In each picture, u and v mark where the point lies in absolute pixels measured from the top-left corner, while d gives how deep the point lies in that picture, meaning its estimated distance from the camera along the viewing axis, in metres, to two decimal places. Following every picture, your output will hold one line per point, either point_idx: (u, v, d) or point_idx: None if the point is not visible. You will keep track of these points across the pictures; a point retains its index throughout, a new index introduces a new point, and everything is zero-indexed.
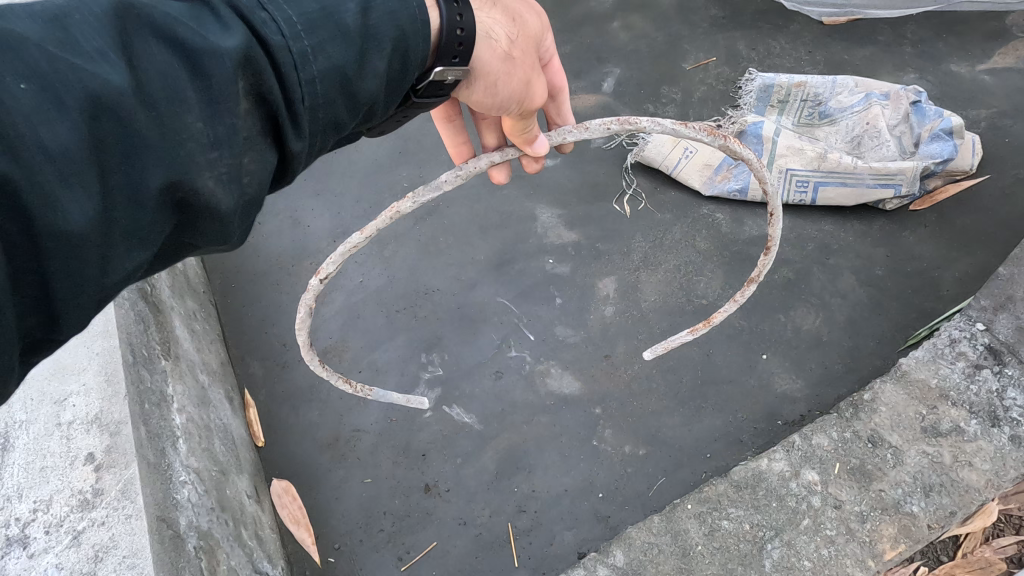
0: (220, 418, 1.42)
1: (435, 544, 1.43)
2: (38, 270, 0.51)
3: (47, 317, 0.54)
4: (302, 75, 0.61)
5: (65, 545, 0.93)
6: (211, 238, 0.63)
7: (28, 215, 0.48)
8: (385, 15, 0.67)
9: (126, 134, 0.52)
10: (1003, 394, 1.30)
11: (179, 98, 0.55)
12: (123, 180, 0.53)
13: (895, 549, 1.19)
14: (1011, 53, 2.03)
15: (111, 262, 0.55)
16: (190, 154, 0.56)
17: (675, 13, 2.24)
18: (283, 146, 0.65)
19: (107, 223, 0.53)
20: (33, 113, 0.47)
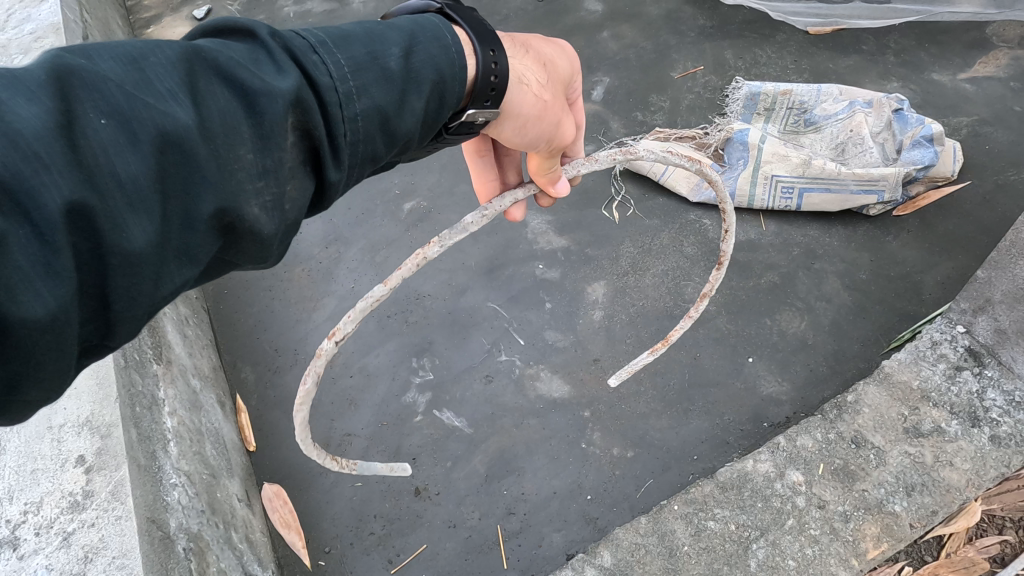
0: (211, 422, 1.42)
1: (426, 547, 1.43)
2: (98, 287, 0.51)
3: (102, 328, 0.54)
4: (344, 111, 0.64)
5: (55, 546, 0.93)
6: (251, 259, 0.64)
7: (95, 237, 0.49)
8: (427, 59, 0.70)
9: (187, 165, 0.54)
10: (983, 395, 1.33)
11: (236, 134, 0.57)
12: (180, 207, 0.55)
13: (878, 548, 1.21)
14: (992, 62, 2.08)
15: (164, 283, 0.55)
16: (240, 184, 0.58)
17: (663, 23, 2.28)
18: (320, 176, 0.66)
19: (164, 247, 0.54)
20: (111, 147, 0.50)
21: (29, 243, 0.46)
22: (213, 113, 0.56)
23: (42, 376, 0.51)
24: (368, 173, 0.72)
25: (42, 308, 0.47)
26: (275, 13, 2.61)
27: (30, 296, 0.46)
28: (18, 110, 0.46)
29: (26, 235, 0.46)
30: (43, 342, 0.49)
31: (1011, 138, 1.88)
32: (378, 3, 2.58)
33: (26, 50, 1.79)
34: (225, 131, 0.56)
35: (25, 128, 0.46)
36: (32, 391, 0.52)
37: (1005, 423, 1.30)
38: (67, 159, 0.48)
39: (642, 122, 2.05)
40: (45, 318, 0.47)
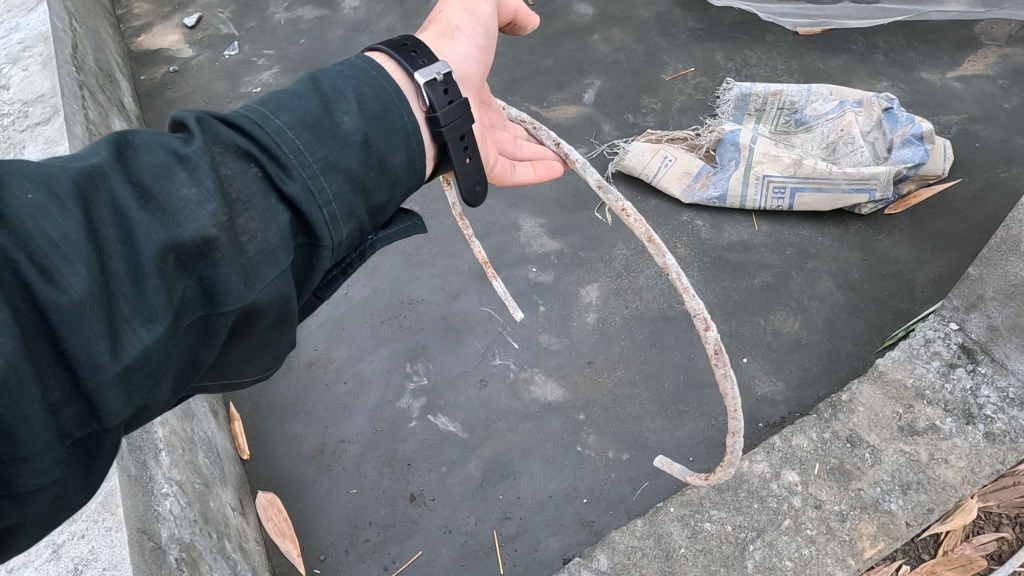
0: (204, 431, 1.41)
1: (421, 553, 1.42)
2: (55, 352, 0.46)
3: (86, 407, 0.48)
4: (267, 129, 0.60)
5: (45, 559, 0.93)
6: (231, 302, 0.55)
7: (28, 292, 0.44)
8: (334, 76, 0.67)
9: (117, 215, 0.50)
10: (977, 392, 1.33)
11: (168, 177, 0.53)
12: (121, 256, 0.49)
13: (875, 547, 1.20)
14: (980, 60, 2.09)
15: (124, 340, 0.49)
16: (182, 216, 0.52)
17: (652, 26, 2.29)
18: (282, 197, 0.60)
19: (111, 297, 0.48)
20: (31, 207, 0.46)
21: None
22: (139, 160, 0.53)
23: (24, 456, 0.46)
24: (361, 200, 0.65)
25: None
26: (266, 20, 2.61)
27: None
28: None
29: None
30: (7, 412, 0.44)
31: (1001, 136, 1.89)
32: (368, 8, 2.57)
33: (14, 60, 1.79)
34: (156, 175, 0.53)
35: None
36: (25, 479, 0.46)
37: (999, 419, 1.30)
38: None
39: (634, 124, 2.05)
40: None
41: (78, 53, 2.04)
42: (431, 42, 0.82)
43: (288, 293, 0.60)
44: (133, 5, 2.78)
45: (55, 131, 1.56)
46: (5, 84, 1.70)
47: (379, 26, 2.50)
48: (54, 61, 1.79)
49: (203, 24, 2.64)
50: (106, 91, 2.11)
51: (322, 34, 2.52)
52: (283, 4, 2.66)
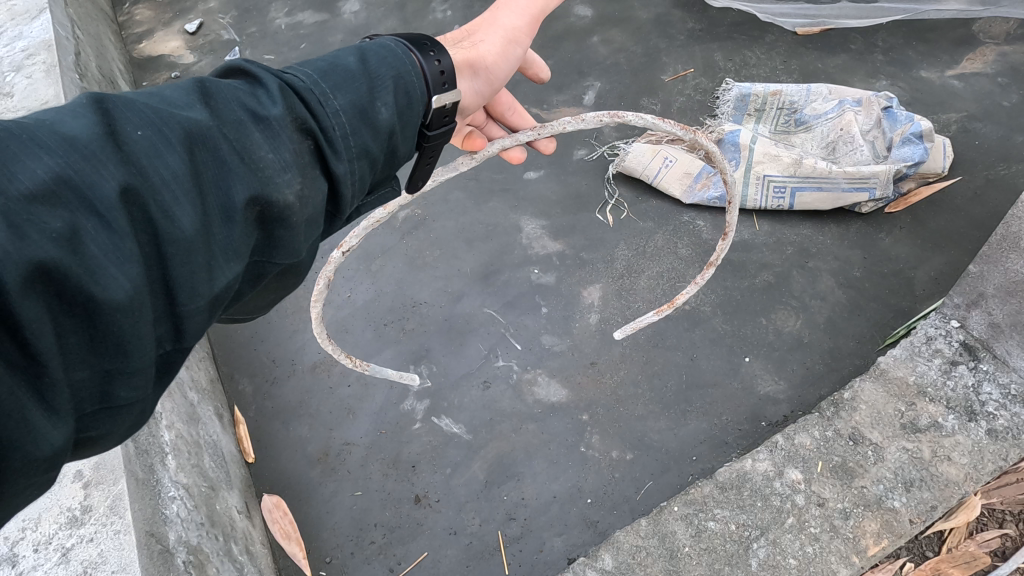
0: (209, 435, 1.42)
1: (426, 554, 1.43)
2: (161, 279, 0.54)
3: (174, 327, 0.57)
4: (327, 108, 0.65)
5: (53, 562, 0.94)
6: (288, 256, 0.65)
7: (149, 226, 0.52)
8: (381, 60, 0.69)
9: (216, 162, 0.57)
10: (979, 389, 1.34)
11: (253, 134, 0.59)
12: (216, 199, 0.57)
13: (879, 544, 1.21)
14: (979, 58, 2.09)
15: (216, 273, 0.57)
16: (267, 174, 0.60)
17: (652, 27, 2.30)
18: (328, 171, 0.66)
19: (211, 237, 0.56)
20: (147, 148, 0.52)
21: (99, 233, 0.49)
22: (229, 112, 0.59)
23: (132, 370, 0.54)
24: (370, 176, 0.72)
25: (121, 290, 0.50)
26: (266, 25, 2.62)
27: (109, 279, 0.49)
28: (67, 125, 0.50)
29: (94, 226, 0.49)
30: (127, 329, 0.51)
31: (1000, 133, 1.90)
32: (369, 13, 2.58)
33: (17, 67, 1.80)
34: (242, 130, 0.59)
35: (76, 135, 0.50)
36: (125, 391, 0.55)
37: (1001, 416, 1.31)
38: (116, 157, 0.51)
39: (635, 125, 2.06)
40: (124, 300, 0.50)
41: (80, 60, 2.04)
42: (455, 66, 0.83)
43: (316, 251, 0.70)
44: (134, 12, 2.79)
45: None
46: (8, 92, 1.71)
47: (379, 31, 2.52)
48: (57, 68, 1.80)
49: (204, 30, 2.65)
50: None
51: (323, 39, 2.53)
52: (283, 9, 2.67)
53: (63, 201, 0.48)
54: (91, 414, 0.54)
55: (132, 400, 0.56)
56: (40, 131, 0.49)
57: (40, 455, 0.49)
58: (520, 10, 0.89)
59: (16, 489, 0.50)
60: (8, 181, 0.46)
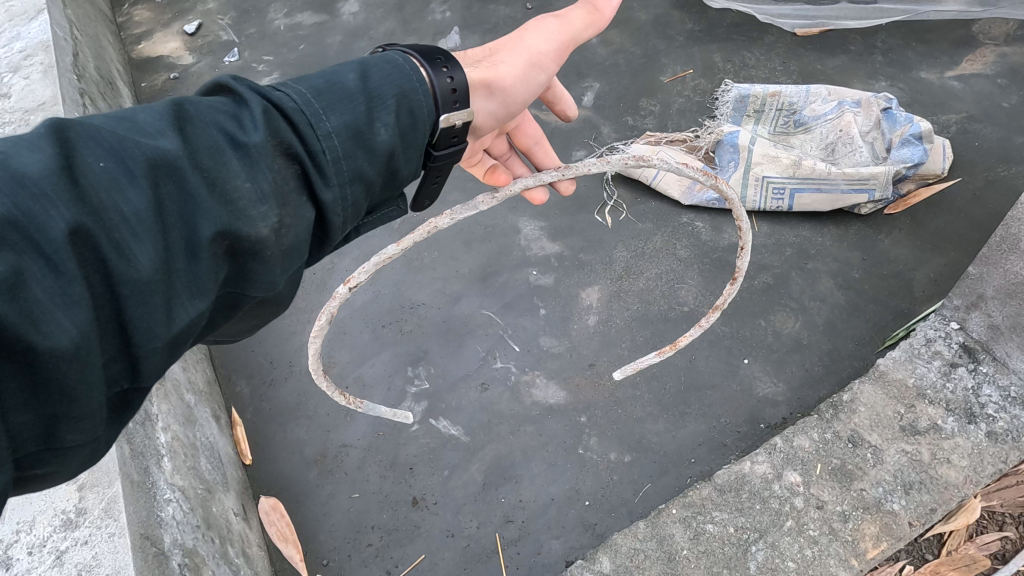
0: (206, 437, 1.42)
1: (424, 557, 1.43)
2: (115, 319, 0.54)
3: (129, 367, 0.57)
4: (318, 132, 0.64)
5: (48, 565, 0.93)
6: (262, 288, 0.65)
7: (103, 266, 0.51)
8: (383, 78, 0.69)
9: (182, 195, 0.56)
10: (979, 392, 1.33)
11: (225, 164, 0.59)
12: (180, 234, 0.56)
13: (878, 548, 1.20)
14: (979, 59, 2.09)
15: (176, 311, 0.57)
16: (237, 208, 0.59)
17: (651, 28, 2.30)
18: (315, 197, 0.66)
19: (171, 274, 0.55)
20: (106, 184, 0.52)
21: (45, 276, 0.48)
22: (201, 141, 0.58)
23: (79, 415, 0.54)
24: (366, 200, 0.72)
25: (65, 337, 0.49)
26: (266, 26, 2.62)
27: (53, 326, 0.49)
28: (23, 159, 0.50)
29: (40, 268, 0.48)
30: (73, 375, 0.51)
31: (1000, 134, 1.89)
32: (368, 13, 2.58)
33: (15, 67, 1.79)
34: (214, 160, 0.58)
35: (28, 171, 0.49)
36: (72, 434, 0.54)
37: (1001, 418, 1.30)
38: (70, 196, 0.50)
39: (633, 126, 2.06)
40: (68, 347, 0.50)
41: (79, 61, 2.04)
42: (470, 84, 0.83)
43: (297, 279, 0.70)
44: (133, 13, 2.79)
45: None
46: (6, 93, 1.71)
47: (378, 31, 2.52)
48: (54, 68, 1.80)
49: (203, 31, 2.65)
50: (107, 98, 2.12)
51: (322, 39, 2.53)
52: (282, 9, 2.67)
53: (11, 242, 0.47)
54: (36, 453, 0.54)
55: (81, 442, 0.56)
56: None
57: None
58: (550, 35, 0.89)
59: None
60: None
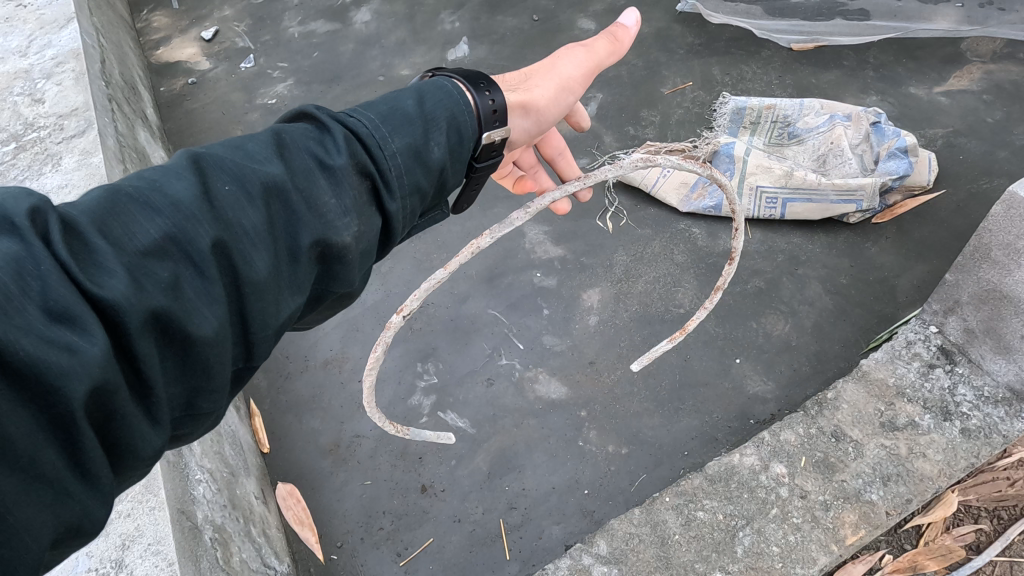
0: (229, 425, 1.51)
1: (432, 540, 1.52)
2: (239, 313, 0.63)
3: (245, 349, 0.66)
4: (385, 152, 0.73)
5: (94, 535, 1.02)
6: (343, 285, 0.74)
7: (232, 271, 0.61)
8: (436, 102, 0.78)
9: (287, 210, 0.66)
10: (954, 391, 1.42)
11: (317, 183, 0.68)
12: (285, 243, 0.66)
13: (856, 534, 1.29)
14: (966, 76, 2.18)
15: (282, 307, 0.67)
16: (327, 220, 0.68)
17: (652, 41, 2.40)
18: (381, 208, 0.75)
19: (279, 277, 0.65)
20: (233, 204, 0.61)
21: (194, 280, 0.59)
22: (299, 164, 0.68)
23: (213, 389, 0.63)
24: (419, 207, 0.81)
25: (208, 328, 0.59)
26: (280, 34, 2.72)
27: (200, 318, 0.59)
28: (172, 186, 0.60)
29: (191, 275, 0.58)
30: (213, 358, 0.61)
31: (984, 148, 1.99)
32: (380, 23, 2.68)
33: (48, 75, 1.89)
34: (309, 180, 0.68)
35: (179, 196, 0.59)
36: (207, 404, 0.64)
37: (974, 416, 1.39)
38: (210, 215, 0.60)
39: (634, 136, 2.15)
40: (211, 336, 0.60)
41: (105, 67, 2.14)
42: (512, 105, 0.91)
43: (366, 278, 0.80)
44: (151, 19, 2.89)
45: (89, 143, 1.68)
46: (40, 99, 1.81)
47: (389, 40, 2.61)
48: (86, 75, 1.90)
49: (220, 38, 2.75)
50: (132, 103, 2.22)
51: (335, 48, 2.63)
52: (296, 18, 2.76)
53: (170, 254, 0.57)
54: (179, 420, 0.63)
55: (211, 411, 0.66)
56: (151, 194, 0.58)
57: (145, 459, 0.58)
58: (579, 62, 0.99)
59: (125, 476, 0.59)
60: (129, 241, 0.56)
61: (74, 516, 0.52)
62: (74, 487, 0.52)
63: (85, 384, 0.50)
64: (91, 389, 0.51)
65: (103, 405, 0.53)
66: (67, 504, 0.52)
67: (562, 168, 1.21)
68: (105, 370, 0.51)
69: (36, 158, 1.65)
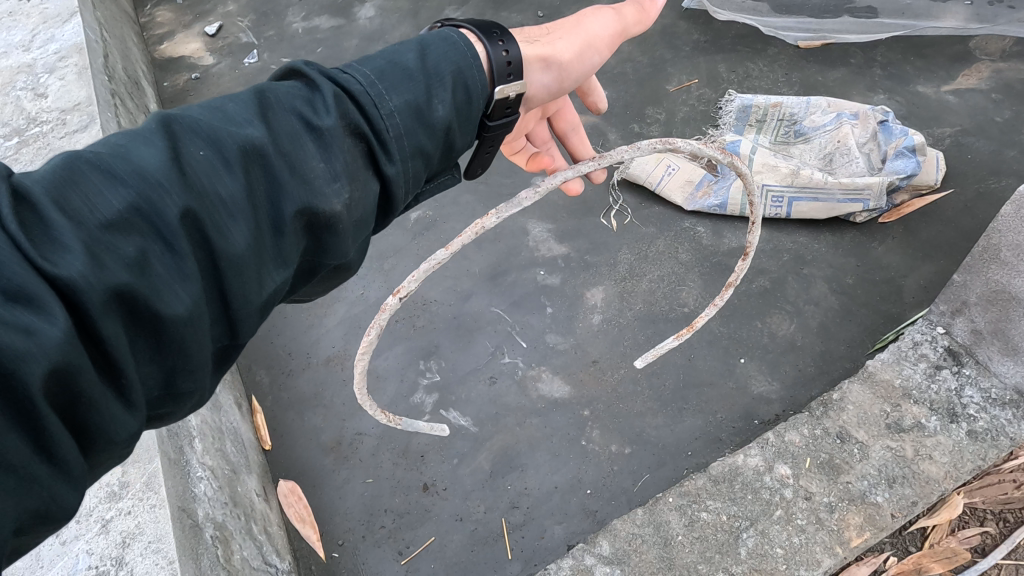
0: (230, 422, 1.50)
1: (433, 539, 1.51)
2: (217, 287, 0.62)
3: (228, 325, 0.66)
4: (381, 110, 0.72)
5: (94, 532, 1.02)
6: (336, 256, 0.74)
7: (207, 243, 0.60)
8: (440, 57, 0.76)
9: (268, 178, 0.64)
10: (961, 393, 1.41)
11: (302, 149, 0.67)
12: (267, 213, 0.65)
13: (862, 537, 1.28)
14: (974, 74, 2.16)
15: (265, 279, 0.66)
16: (310, 192, 0.67)
17: (658, 38, 2.38)
18: (379, 173, 0.74)
19: (260, 248, 0.64)
20: (208, 171, 0.60)
21: (164, 256, 0.57)
22: (281, 130, 0.66)
23: (193, 367, 0.63)
24: (424, 172, 0.80)
25: (182, 304, 0.58)
26: (284, 29, 2.71)
27: (172, 296, 0.57)
28: (141, 154, 0.58)
29: (161, 250, 0.57)
30: (189, 335, 0.60)
31: (992, 148, 1.97)
32: (384, 18, 2.67)
33: (51, 69, 1.89)
34: (293, 146, 0.67)
35: (146, 165, 0.57)
36: (188, 382, 0.63)
37: (981, 418, 1.38)
38: (181, 184, 0.58)
39: (639, 134, 2.14)
40: (185, 313, 0.58)
41: (109, 62, 2.13)
42: (529, 58, 0.89)
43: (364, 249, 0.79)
44: (155, 14, 2.88)
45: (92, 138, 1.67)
46: (43, 93, 1.80)
47: (393, 36, 2.60)
48: (89, 70, 1.89)
49: (224, 33, 2.74)
50: (135, 98, 2.21)
51: (339, 43, 2.61)
52: (300, 13, 2.75)
53: (137, 228, 0.56)
54: (159, 399, 0.63)
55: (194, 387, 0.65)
56: (117, 162, 0.57)
57: (119, 442, 0.57)
58: (604, 24, 0.97)
59: (101, 461, 0.58)
60: (92, 212, 0.54)
61: (39, 503, 0.51)
62: (40, 472, 0.51)
63: (43, 366, 0.48)
64: (51, 370, 0.49)
65: (66, 388, 0.52)
66: (33, 490, 0.51)
67: (576, 145, 1.17)
68: (66, 351, 0.50)
69: (39, 153, 1.65)
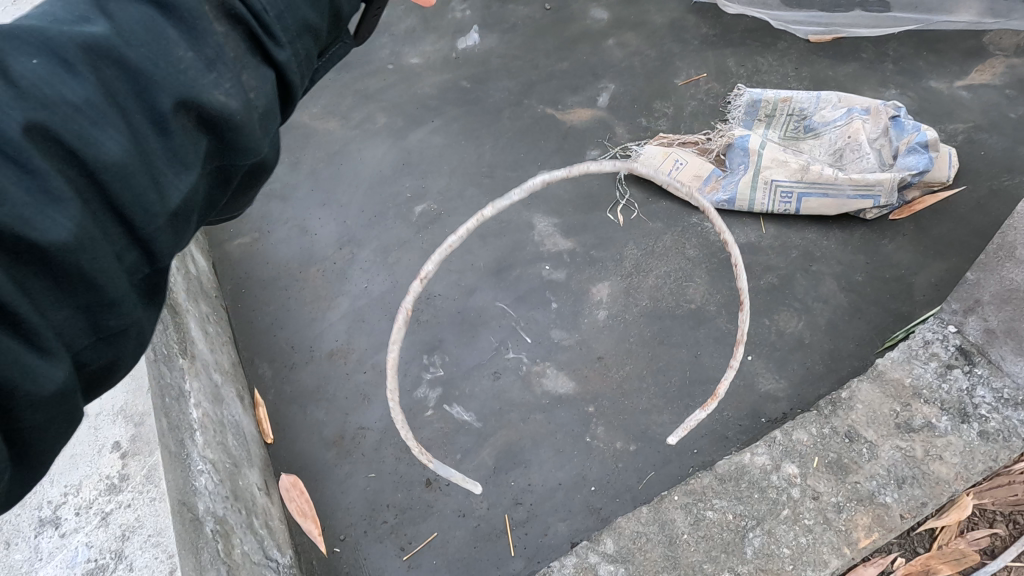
0: (232, 415, 1.49)
1: (436, 535, 1.50)
2: (105, 207, 0.53)
3: (139, 249, 0.57)
4: None
5: (94, 525, 1.00)
6: (246, 153, 0.65)
7: (73, 156, 0.50)
8: None
9: (125, 77, 0.54)
10: (972, 393, 1.39)
11: (163, 36, 0.56)
12: (140, 114, 0.55)
13: (869, 537, 1.26)
14: (988, 70, 2.13)
15: (165, 187, 0.57)
16: (192, 86, 0.57)
17: (666, 32, 2.36)
18: (267, 59, 0.65)
19: (146, 152, 0.55)
20: (48, 76, 0.50)
21: (22, 181, 0.48)
22: (128, 17, 0.55)
23: (110, 300, 0.55)
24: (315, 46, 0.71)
25: (63, 231, 0.49)
26: None
27: (48, 224, 0.48)
28: None
29: (14, 174, 0.47)
30: (85, 263, 0.52)
31: (1005, 145, 1.94)
32: None
33: None
34: (149, 32, 0.55)
35: None
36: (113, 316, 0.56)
37: (993, 419, 1.36)
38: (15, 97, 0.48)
39: (647, 128, 2.12)
40: (70, 240, 0.50)
41: None
42: None
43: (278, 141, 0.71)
44: None
45: None
46: None
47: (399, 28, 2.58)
48: None
49: None
50: None
51: None
52: None
53: None
54: (89, 346, 0.56)
55: (132, 328, 0.59)
56: None
57: (43, 395, 0.51)
58: None
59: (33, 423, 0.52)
60: None
61: None
62: None
63: None
64: None
65: None
66: None
67: None
68: None
69: None
